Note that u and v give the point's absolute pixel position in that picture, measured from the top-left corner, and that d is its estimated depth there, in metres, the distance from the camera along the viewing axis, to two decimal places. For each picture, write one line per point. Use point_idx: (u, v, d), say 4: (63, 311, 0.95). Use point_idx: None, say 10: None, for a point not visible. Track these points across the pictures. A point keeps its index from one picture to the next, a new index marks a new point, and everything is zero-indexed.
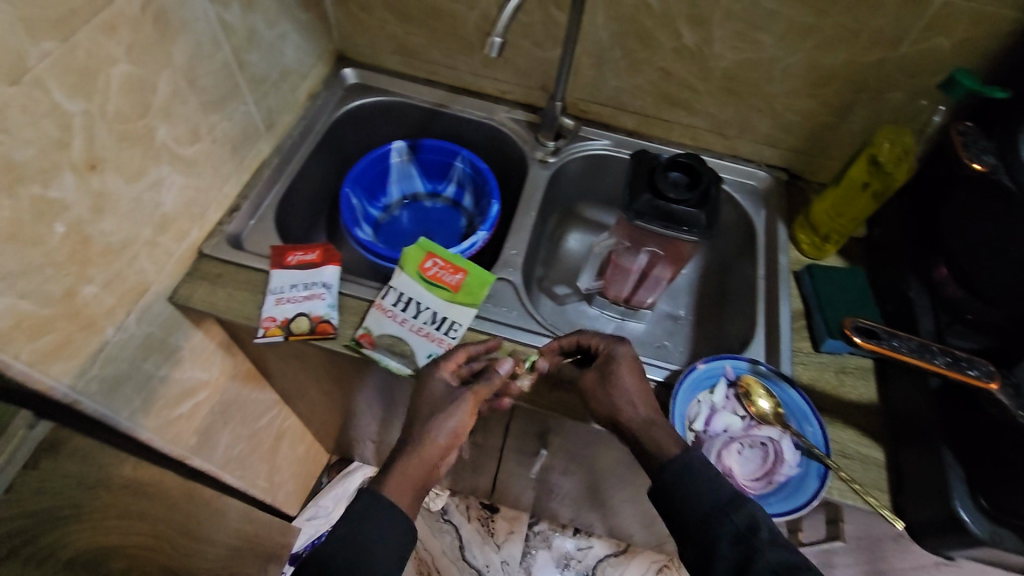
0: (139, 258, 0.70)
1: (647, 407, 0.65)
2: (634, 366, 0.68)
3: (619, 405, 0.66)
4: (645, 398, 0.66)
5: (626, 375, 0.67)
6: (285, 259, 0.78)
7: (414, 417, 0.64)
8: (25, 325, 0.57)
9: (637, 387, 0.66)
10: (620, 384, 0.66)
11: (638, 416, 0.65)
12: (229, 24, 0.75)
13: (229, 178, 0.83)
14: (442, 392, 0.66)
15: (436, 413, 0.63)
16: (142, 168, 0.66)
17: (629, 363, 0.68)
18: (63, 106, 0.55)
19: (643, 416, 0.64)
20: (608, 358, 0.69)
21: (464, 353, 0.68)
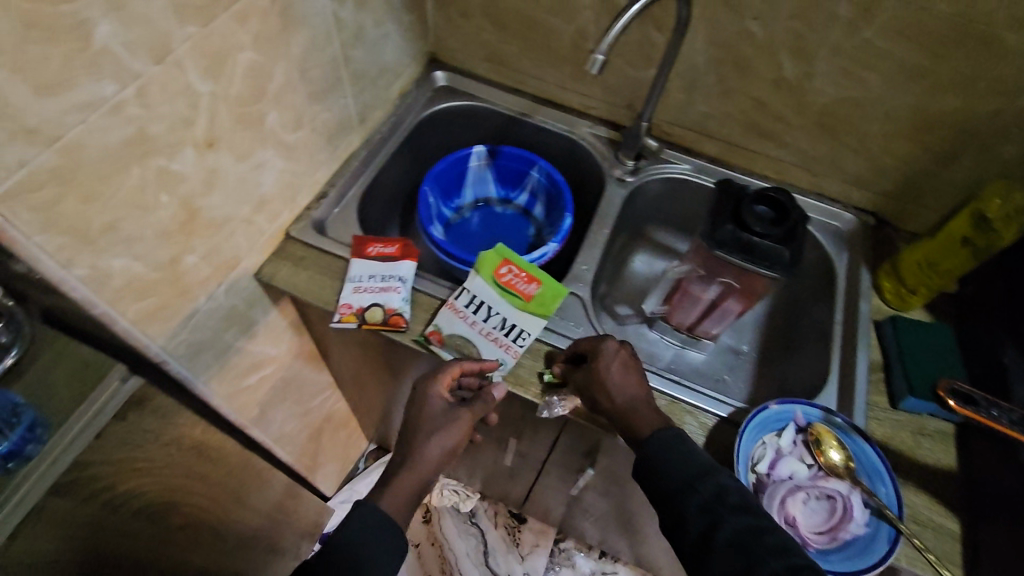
0: (236, 234, 0.73)
1: (632, 396, 0.67)
2: (619, 355, 0.70)
3: (603, 392, 0.68)
4: (628, 387, 0.68)
5: (609, 363, 0.69)
6: (366, 250, 0.81)
7: (416, 428, 0.70)
8: (133, 286, 0.61)
9: (618, 375, 0.68)
10: (605, 374, 0.68)
11: (619, 403, 0.67)
12: (341, 21, 0.78)
13: (322, 166, 0.87)
14: (441, 408, 0.71)
15: (433, 432, 0.69)
16: (250, 150, 0.70)
17: (614, 355, 0.70)
18: (193, 87, 0.58)
19: (621, 402, 0.67)
20: (594, 350, 0.71)
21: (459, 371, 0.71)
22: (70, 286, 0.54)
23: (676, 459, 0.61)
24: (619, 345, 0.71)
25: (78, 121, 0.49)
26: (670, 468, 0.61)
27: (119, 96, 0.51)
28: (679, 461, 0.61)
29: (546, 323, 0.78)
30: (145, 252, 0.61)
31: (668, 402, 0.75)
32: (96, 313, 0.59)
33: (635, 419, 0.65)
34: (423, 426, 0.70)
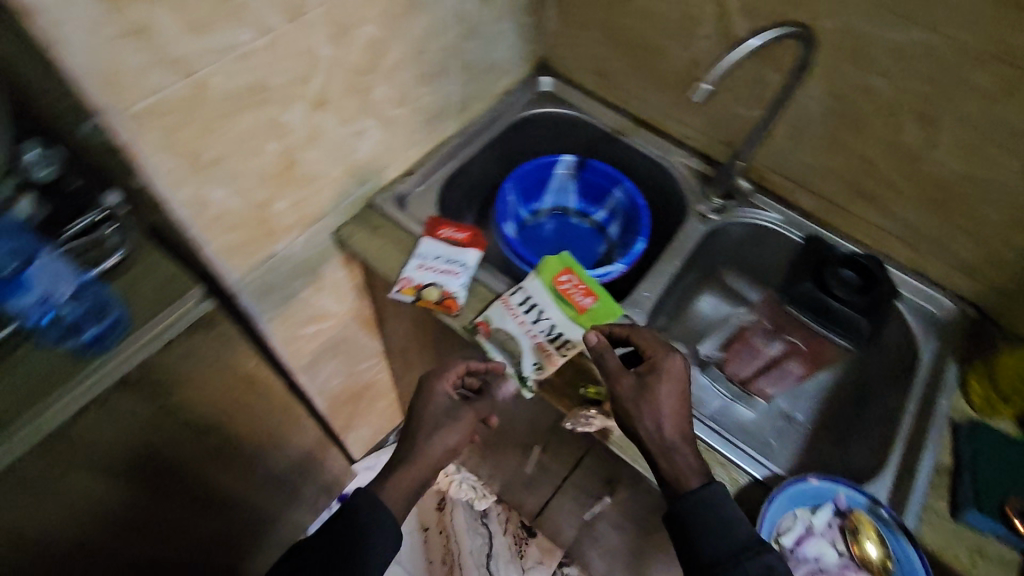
0: (325, 191, 0.78)
1: (680, 431, 0.64)
2: (677, 381, 0.67)
3: (651, 419, 0.64)
4: (677, 420, 0.65)
5: (666, 387, 0.66)
6: (437, 232, 0.83)
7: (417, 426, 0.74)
8: (225, 219, 0.67)
9: (670, 403, 0.65)
10: (659, 398, 0.65)
11: (665, 438, 0.64)
12: (462, 13, 0.82)
13: (415, 145, 0.91)
14: (444, 407, 0.75)
15: (437, 428, 0.73)
16: (353, 117, 0.74)
17: (671, 376, 0.67)
18: (314, 48, 0.63)
19: (669, 437, 0.64)
20: (653, 365, 0.67)
21: (463, 369, 0.76)
22: (173, 206, 0.61)
23: (715, 520, 0.59)
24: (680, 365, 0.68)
25: (208, 61, 0.54)
26: (713, 533, 0.58)
27: (247, 45, 0.56)
28: (716, 522, 0.59)
29: None
30: (243, 191, 0.66)
31: (702, 449, 0.72)
32: (190, 237, 0.65)
33: (680, 461, 0.63)
34: (423, 424, 0.74)
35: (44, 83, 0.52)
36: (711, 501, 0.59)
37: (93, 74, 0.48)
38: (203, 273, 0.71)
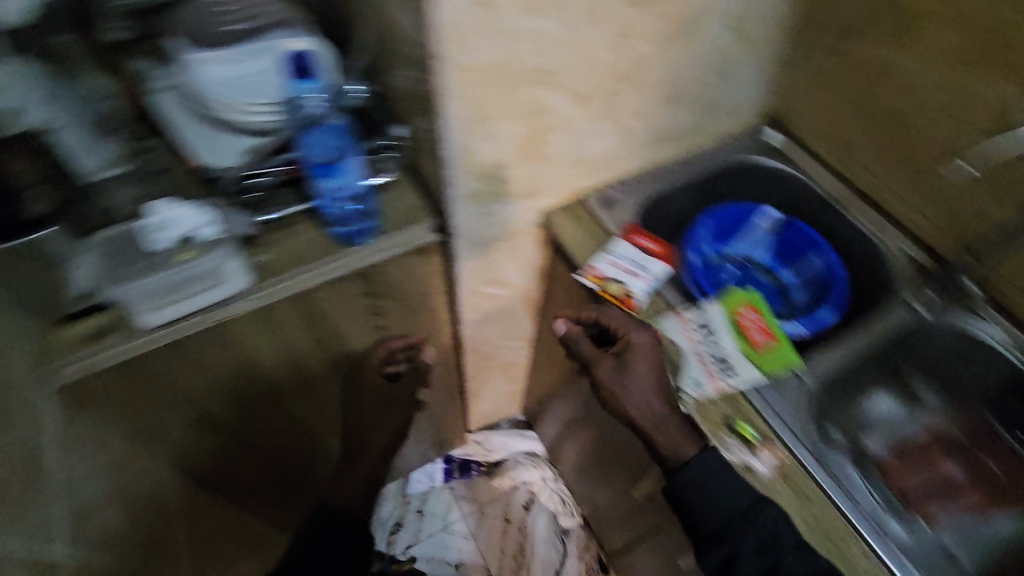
0: (552, 177, 0.88)
1: (662, 401, 0.72)
2: (648, 352, 0.74)
3: (632, 394, 0.72)
4: (654, 388, 0.72)
5: (639, 359, 0.74)
6: (633, 239, 0.88)
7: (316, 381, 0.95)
8: (471, 171, 0.78)
9: (638, 368, 0.73)
10: (637, 371, 0.73)
11: (655, 412, 0.71)
12: (721, 52, 0.87)
13: (634, 160, 0.98)
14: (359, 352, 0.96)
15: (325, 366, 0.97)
16: (598, 117, 0.83)
17: (646, 349, 0.74)
18: (596, 52, 0.73)
19: (657, 412, 0.71)
20: (624, 340, 0.75)
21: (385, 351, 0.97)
22: (446, 146, 0.73)
23: (719, 491, 0.65)
24: (645, 333, 0.76)
25: (519, 38, 0.65)
26: (718, 512, 0.65)
27: (550, 34, 0.67)
28: (723, 495, 0.65)
29: (763, 380, 0.76)
30: (495, 152, 0.77)
31: (852, 536, 0.67)
32: (444, 174, 0.77)
33: (657, 432, 0.70)
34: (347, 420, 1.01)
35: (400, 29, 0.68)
36: (712, 471, 0.66)
37: (445, 27, 0.60)
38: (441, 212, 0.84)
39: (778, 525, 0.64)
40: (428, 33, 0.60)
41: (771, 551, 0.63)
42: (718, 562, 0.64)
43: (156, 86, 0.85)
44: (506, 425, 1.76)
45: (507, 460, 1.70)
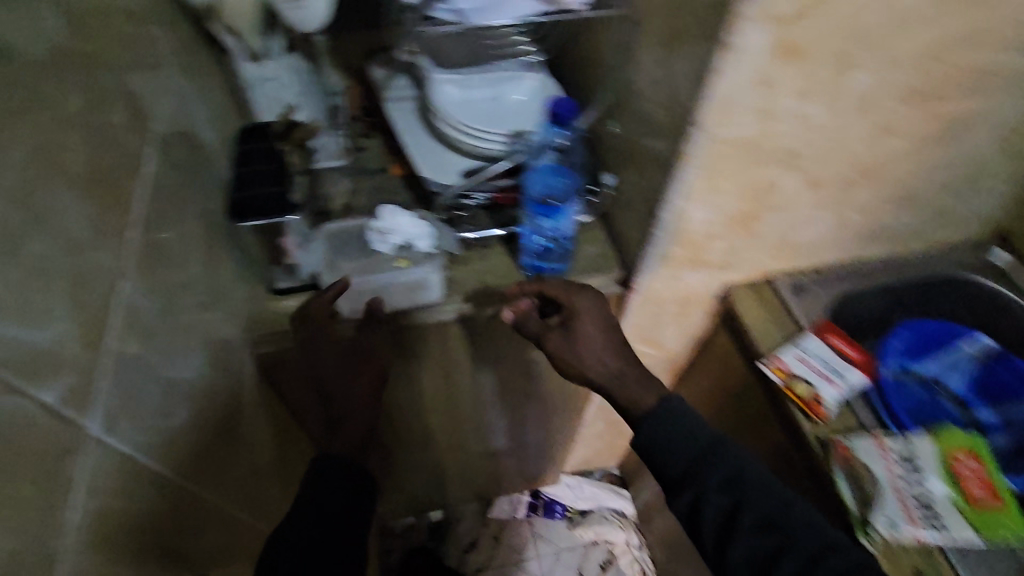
0: (750, 255, 0.83)
1: (614, 362, 0.73)
2: (592, 311, 0.74)
3: (581, 352, 0.73)
4: (603, 345, 0.73)
5: (585, 319, 0.74)
6: (828, 336, 0.81)
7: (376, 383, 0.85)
8: (679, 235, 0.75)
9: (594, 330, 0.74)
10: (588, 336, 0.74)
11: (604, 367, 0.73)
12: (976, 160, 0.78)
13: (836, 252, 0.90)
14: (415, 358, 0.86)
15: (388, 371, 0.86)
16: (822, 206, 0.77)
17: (586, 312, 0.74)
18: (848, 142, 0.68)
19: (605, 365, 0.73)
20: (570, 311, 0.74)
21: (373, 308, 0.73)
22: (667, 208, 0.70)
23: (678, 433, 0.67)
24: (587, 294, 0.76)
25: (784, 119, 0.61)
26: (677, 451, 0.66)
27: (814, 119, 0.63)
28: (681, 434, 0.67)
29: (976, 543, 0.66)
30: (710, 221, 0.74)
31: None
32: (652, 233, 0.75)
33: (624, 386, 0.72)
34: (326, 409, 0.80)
35: (652, 88, 0.68)
36: (679, 419, 0.68)
37: (720, 99, 0.57)
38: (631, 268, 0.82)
39: (743, 469, 0.66)
40: (699, 103, 0.58)
41: (733, 491, 0.64)
42: (687, 506, 0.65)
43: (393, 98, 0.91)
44: (598, 475, 1.71)
45: (594, 512, 1.64)
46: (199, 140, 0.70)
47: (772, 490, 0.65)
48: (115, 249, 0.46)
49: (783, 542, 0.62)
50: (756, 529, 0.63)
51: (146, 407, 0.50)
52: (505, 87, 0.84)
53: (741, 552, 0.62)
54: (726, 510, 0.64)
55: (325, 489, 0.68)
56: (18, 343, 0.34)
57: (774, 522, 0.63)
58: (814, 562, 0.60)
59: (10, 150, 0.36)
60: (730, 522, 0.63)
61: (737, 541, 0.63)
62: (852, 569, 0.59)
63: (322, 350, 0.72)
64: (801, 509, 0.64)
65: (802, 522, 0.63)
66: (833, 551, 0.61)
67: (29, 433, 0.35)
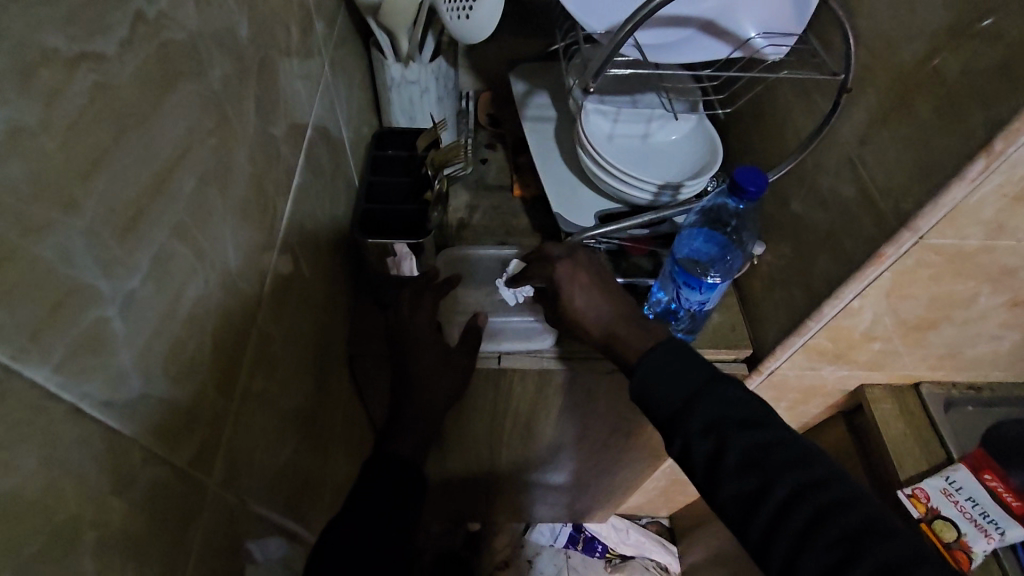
0: (909, 359, 0.72)
1: (601, 322, 0.62)
2: (580, 269, 0.64)
3: (581, 317, 0.63)
4: (601, 307, 0.62)
5: (575, 283, 0.63)
6: (982, 473, 0.70)
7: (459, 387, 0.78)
8: (837, 332, 0.66)
9: (592, 295, 0.63)
10: (579, 295, 0.63)
11: (600, 327, 0.62)
12: None
13: (1009, 370, 0.76)
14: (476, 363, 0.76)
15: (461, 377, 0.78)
16: (1014, 326, 0.65)
17: (568, 274, 0.64)
18: None
19: (599, 327, 0.62)
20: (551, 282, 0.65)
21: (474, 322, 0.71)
22: (834, 304, 0.61)
23: (668, 369, 0.54)
24: (577, 257, 0.65)
25: (1014, 235, 0.51)
26: (664, 391, 0.53)
27: None
28: (669, 377, 0.53)
29: None
30: (879, 323, 0.64)
31: None
32: (804, 324, 0.66)
33: (619, 338, 0.60)
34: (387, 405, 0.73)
35: (847, 166, 0.59)
36: (667, 355, 0.55)
37: (950, 208, 0.48)
38: (766, 349, 0.73)
39: (729, 404, 0.51)
40: (925, 205, 0.49)
41: (718, 432, 0.50)
42: (676, 452, 0.52)
43: (531, 115, 0.86)
44: (645, 521, 1.63)
45: (636, 559, 1.55)
46: (337, 140, 0.67)
47: (762, 428, 0.49)
48: (258, 277, 0.42)
49: (767, 484, 0.47)
50: (740, 469, 0.48)
51: (268, 445, 0.46)
52: (658, 126, 0.78)
53: (727, 493, 0.48)
54: (710, 453, 0.50)
55: (381, 484, 0.61)
56: (163, 408, 0.30)
57: (760, 459, 0.48)
58: (800, 495, 0.46)
59: (188, 177, 0.32)
60: (714, 466, 0.49)
61: (721, 482, 0.49)
62: (847, 506, 0.45)
63: (410, 339, 0.68)
64: (796, 443, 0.49)
65: (789, 459, 0.48)
66: (823, 491, 0.46)
67: (162, 514, 0.30)
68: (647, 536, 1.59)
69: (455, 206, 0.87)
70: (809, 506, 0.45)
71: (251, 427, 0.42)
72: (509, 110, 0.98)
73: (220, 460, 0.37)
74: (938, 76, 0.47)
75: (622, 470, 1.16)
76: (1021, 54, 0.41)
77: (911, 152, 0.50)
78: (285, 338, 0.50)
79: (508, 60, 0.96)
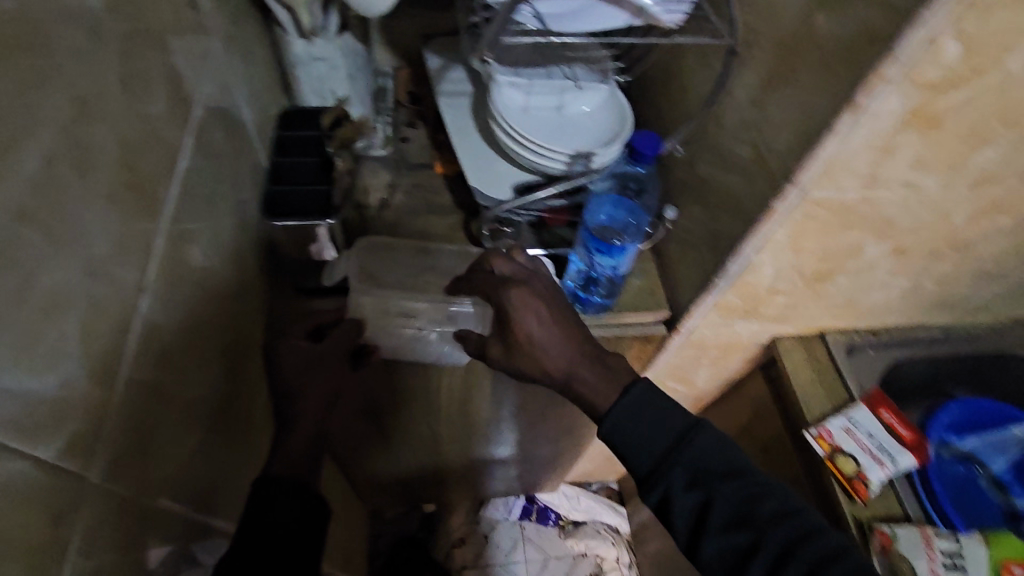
0: (812, 310, 0.76)
1: (561, 367, 0.61)
2: (534, 297, 0.62)
3: (540, 359, 0.62)
4: (561, 349, 0.61)
5: (529, 311, 0.62)
6: (879, 409, 0.75)
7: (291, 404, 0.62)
8: (743, 288, 0.69)
9: (553, 342, 0.62)
10: (536, 338, 0.62)
11: (557, 368, 0.61)
12: None
13: (902, 316, 0.83)
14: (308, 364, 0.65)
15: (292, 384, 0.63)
16: (901, 271, 0.70)
17: (523, 301, 0.62)
18: (953, 214, 0.60)
19: (558, 369, 0.61)
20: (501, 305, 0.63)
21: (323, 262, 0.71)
22: (736, 260, 0.64)
23: (645, 421, 0.56)
24: (536, 294, 0.63)
25: (888, 186, 0.55)
26: (647, 443, 0.55)
27: (922, 189, 0.56)
28: (646, 426, 0.56)
29: None
30: (779, 277, 0.67)
31: None
32: (713, 282, 0.69)
33: (581, 385, 0.60)
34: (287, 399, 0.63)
35: (741, 127, 0.61)
36: (647, 404, 0.56)
37: (826, 162, 0.51)
38: (683, 309, 0.76)
39: (709, 455, 0.55)
40: (805, 160, 0.52)
41: (704, 485, 0.53)
42: (658, 503, 0.55)
43: (446, 91, 0.85)
44: (596, 487, 1.68)
45: (587, 524, 1.61)
46: (239, 121, 0.65)
47: (745, 481, 0.54)
48: (139, 261, 0.41)
49: (756, 539, 0.52)
50: (729, 526, 0.53)
51: (166, 439, 0.44)
52: (572, 97, 0.78)
53: (712, 549, 0.53)
54: (697, 507, 0.53)
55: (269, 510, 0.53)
56: (15, 398, 0.28)
57: (747, 516, 0.52)
58: (788, 551, 0.51)
59: (30, 156, 0.30)
60: (701, 520, 0.53)
61: (707, 537, 0.53)
62: (829, 560, 0.50)
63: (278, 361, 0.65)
64: (777, 497, 0.54)
65: (773, 512, 0.52)
66: (809, 544, 0.51)
67: (21, 507, 0.29)
68: (597, 500, 1.66)
69: (376, 185, 0.86)
70: (798, 562, 0.50)
71: (141, 422, 0.40)
72: (429, 87, 0.96)
73: (103, 452, 0.36)
74: (811, 36, 0.50)
75: (565, 438, 1.19)
76: (875, 11, 0.43)
77: (790, 111, 0.53)
78: (181, 331, 0.47)
79: (424, 34, 0.94)
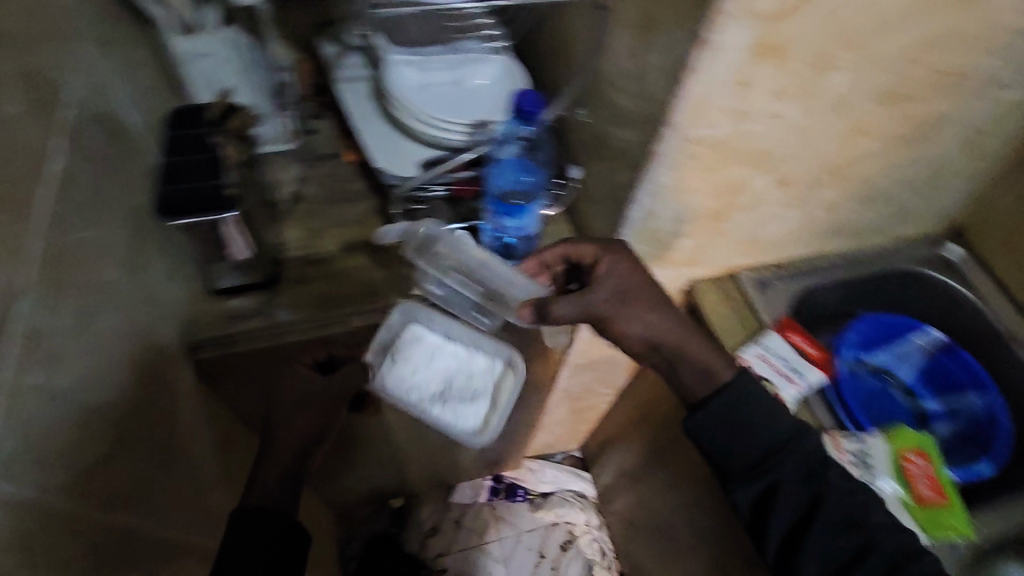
0: (718, 249, 0.81)
1: (651, 337, 0.66)
2: (629, 277, 0.66)
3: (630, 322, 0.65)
4: (644, 318, 0.65)
5: (614, 267, 0.65)
6: (787, 333, 0.81)
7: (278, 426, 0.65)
8: (648, 234, 0.73)
9: (635, 305, 0.65)
10: (628, 304, 0.65)
11: (654, 333, 0.65)
12: (935, 158, 0.77)
13: (803, 247, 0.88)
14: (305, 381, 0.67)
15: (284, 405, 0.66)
16: (790, 202, 0.75)
17: (617, 262, 0.65)
18: (821, 139, 0.65)
19: (649, 331, 0.65)
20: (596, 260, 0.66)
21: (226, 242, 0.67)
22: (635, 207, 0.68)
23: (751, 420, 0.61)
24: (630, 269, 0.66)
25: (755, 117, 0.59)
26: (756, 441, 0.60)
27: (787, 118, 0.60)
28: (749, 410, 0.61)
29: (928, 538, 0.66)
30: (679, 219, 0.71)
31: None
32: (619, 232, 0.72)
33: (686, 358, 0.64)
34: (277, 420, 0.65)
35: (621, 79, 0.64)
36: (749, 399, 0.62)
37: (693, 100, 0.55)
38: None
39: (811, 450, 0.60)
40: (673, 101, 0.55)
41: (815, 483, 0.59)
42: (758, 494, 0.60)
43: (345, 77, 0.85)
44: (560, 458, 1.72)
45: (554, 494, 1.64)
46: (124, 124, 0.63)
47: (850, 483, 0.60)
48: None
49: (866, 545, 0.57)
50: (840, 527, 0.57)
51: (64, 438, 0.44)
52: (468, 71, 0.80)
53: (813, 551, 0.57)
54: (806, 502, 0.59)
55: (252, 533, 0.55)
56: None
57: (856, 519, 0.58)
58: (896, 567, 0.56)
59: None
60: (808, 517, 0.58)
61: (809, 536, 0.58)
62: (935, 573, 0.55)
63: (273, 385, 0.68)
64: (875, 504, 0.59)
65: (883, 523, 0.58)
66: (915, 561, 0.56)
67: None
68: (562, 470, 1.69)
69: (285, 179, 0.85)
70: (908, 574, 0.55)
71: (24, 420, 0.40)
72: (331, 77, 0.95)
73: None
74: None
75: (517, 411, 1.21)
76: None
77: (657, 57, 0.56)
78: (74, 334, 0.47)
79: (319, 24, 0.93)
